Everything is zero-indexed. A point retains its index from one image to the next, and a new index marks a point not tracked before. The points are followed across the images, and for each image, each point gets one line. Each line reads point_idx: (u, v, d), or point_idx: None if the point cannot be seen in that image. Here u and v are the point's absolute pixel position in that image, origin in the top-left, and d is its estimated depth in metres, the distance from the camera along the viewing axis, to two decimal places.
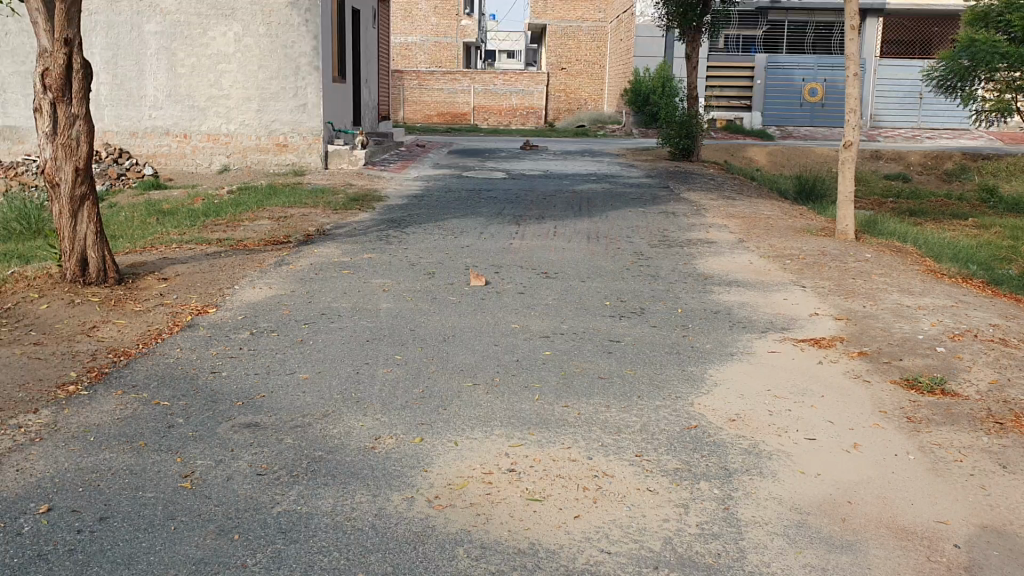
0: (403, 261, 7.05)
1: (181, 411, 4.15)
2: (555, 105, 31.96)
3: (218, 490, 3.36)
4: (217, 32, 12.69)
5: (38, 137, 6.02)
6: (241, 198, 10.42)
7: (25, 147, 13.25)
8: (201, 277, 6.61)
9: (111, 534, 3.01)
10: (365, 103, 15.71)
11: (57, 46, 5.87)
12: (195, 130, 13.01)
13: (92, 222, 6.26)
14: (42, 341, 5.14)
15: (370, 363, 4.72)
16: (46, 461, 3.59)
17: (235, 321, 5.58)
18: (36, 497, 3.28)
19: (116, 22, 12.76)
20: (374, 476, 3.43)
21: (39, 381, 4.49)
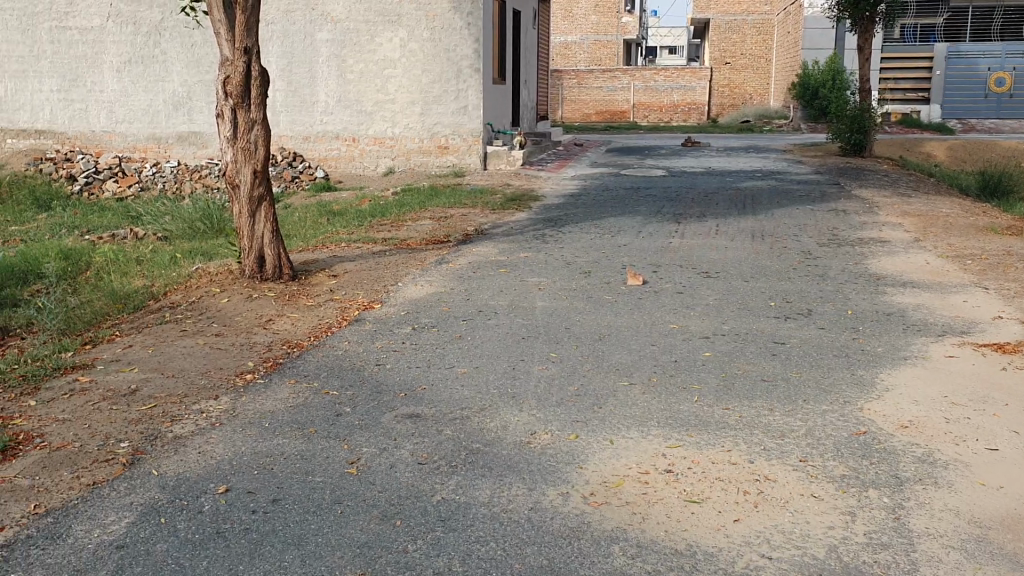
0: (560, 260, 7.07)
1: (348, 400, 4.31)
2: (719, 100, 31.20)
3: (382, 477, 3.47)
4: (384, 38, 13.12)
5: (220, 141, 6.41)
6: (405, 199, 10.72)
7: (207, 151, 14.18)
8: (367, 275, 6.85)
9: (283, 516, 3.17)
10: (524, 103, 15.88)
11: (237, 55, 6.21)
12: (363, 133, 13.53)
13: (268, 221, 6.61)
14: (222, 332, 5.48)
15: (526, 360, 4.75)
16: (225, 444, 3.82)
17: (398, 316, 5.77)
18: (215, 478, 3.49)
19: (290, 32, 13.39)
20: (530, 471, 3.46)
21: (219, 370, 4.78)
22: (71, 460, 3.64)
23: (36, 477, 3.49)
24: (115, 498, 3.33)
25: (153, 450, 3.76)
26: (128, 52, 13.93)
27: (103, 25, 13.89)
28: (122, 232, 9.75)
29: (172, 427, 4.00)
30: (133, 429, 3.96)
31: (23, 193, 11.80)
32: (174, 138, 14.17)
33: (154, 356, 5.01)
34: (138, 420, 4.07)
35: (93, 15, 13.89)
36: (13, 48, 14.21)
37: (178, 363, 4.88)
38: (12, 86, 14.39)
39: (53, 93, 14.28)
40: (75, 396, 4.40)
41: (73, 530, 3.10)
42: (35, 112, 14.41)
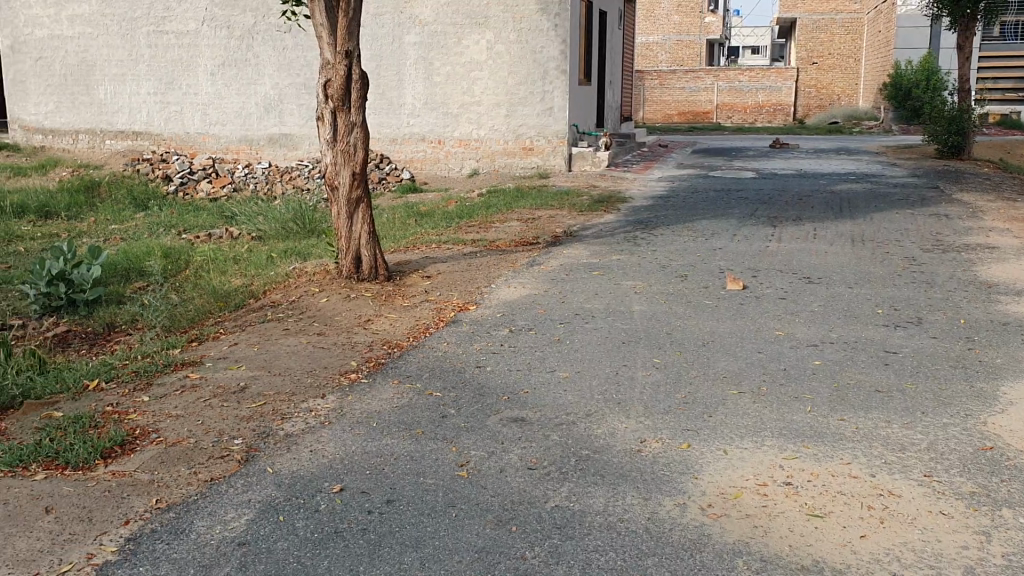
0: (655, 263, 7.00)
1: (453, 402, 4.32)
2: (804, 100, 30.38)
3: (493, 481, 3.46)
4: (471, 41, 13.19)
5: (320, 143, 6.51)
6: (492, 200, 10.73)
7: (297, 153, 14.35)
8: (461, 276, 6.87)
9: (399, 517, 3.18)
10: (608, 103, 15.79)
11: (339, 58, 6.30)
12: (449, 135, 13.61)
13: (366, 223, 6.67)
14: (324, 331, 5.56)
15: (629, 365, 4.71)
16: (335, 443, 3.86)
17: (495, 318, 5.76)
18: (329, 477, 3.52)
19: (379, 35, 13.58)
20: (645, 479, 3.41)
21: (324, 369, 4.84)
22: (187, 456, 3.71)
23: (155, 473, 3.57)
24: (234, 495, 3.39)
25: (266, 447, 3.81)
26: (222, 55, 14.28)
27: (198, 29, 14.29)
28: (217, 232, 9.98)
29: (283, 425, 4.06)
30: (245, 426, 4.03)
31: (121, 193, 12.18)
32: (266, 140, 14.40)
33: (259, 355, 5.09)
34: (249, 417, 4.14)
35: (189, 20, 14.31)
36: (113, 53, 14.83)
37: (284, 361, 4.96)
38: (111, 89, 14.99)
39: (149, 96, 14.77)
40: (187, 392, 4.50)
41: (196, 525, 3.15)
42: (133, 115, 14.94)
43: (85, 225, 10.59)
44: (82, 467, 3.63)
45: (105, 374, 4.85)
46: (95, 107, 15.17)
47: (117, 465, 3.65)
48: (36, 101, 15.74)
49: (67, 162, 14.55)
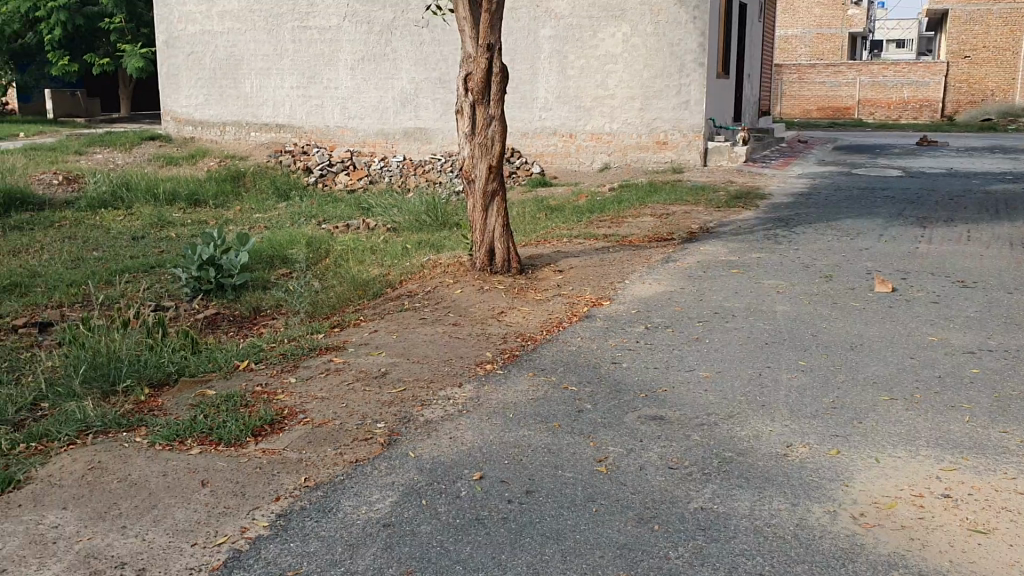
0: (796, 262, 6.78)
1: (590, 397, 4.30)
2: (955, 96, 28.97)
3: (633, 478, 3.41)
4: (607, 34, 13.11)
5: (458, 136, 6.59)
6: (626, 195, 10.64)
7: (431, 147, 14.56)
8: (595, 271, 6.83)
9: (539, 508, 3.18)
10: (745, 98, 15.42)
11: (480, 51, 6.35)
12: (581, 129, 13.57)
13: (500, 216, 6.70)
14: (459, 322, 5.62)
15: (772, 367, 4.58)
16: (473, 431, 3.90)
17: (631, 314, 5.70)
18: (469, 464, 3.56)
19: (514, 29, 13.69)
20: (791, 484, 3.30)
21: (460, 358, 4.89)
22: (333, 437, 3.82)
23: (303, 452, 3.68)
24: (378, 477, 3.46)
25: (407, 432, 3.88)
26: (362, 50, 14.65)
27: (340, 25, 14.72)
28: (354, 223, 10.25)
29: (422, 411, 4.12)
30: (386, 410, 4.12)
31: (265, 182, 12.65)
32: (401, 133, 14.69)
33: (398, 342, 5.19)
34: (390, 402, 4.23)
35: (331, 15, 14.76)
36: (260, 47, 15.44)
37: (422, 349, 5.05)
38: (257, 82, 15.61)
39: (292, 89, 15.30)
40: (331, 376, 4.64)
41: (343, 505, 3.24)
42: (276, 108, 15.51)
43: (231, 213, 11.05)
44: (234, 444, 3.77)
45: (254, 356, 5.04)
46: (241, 100, 15.84)
47: (266, 443, 3.78)
48: (187, 93, 16.55)
49: (214, 152, 15.25)
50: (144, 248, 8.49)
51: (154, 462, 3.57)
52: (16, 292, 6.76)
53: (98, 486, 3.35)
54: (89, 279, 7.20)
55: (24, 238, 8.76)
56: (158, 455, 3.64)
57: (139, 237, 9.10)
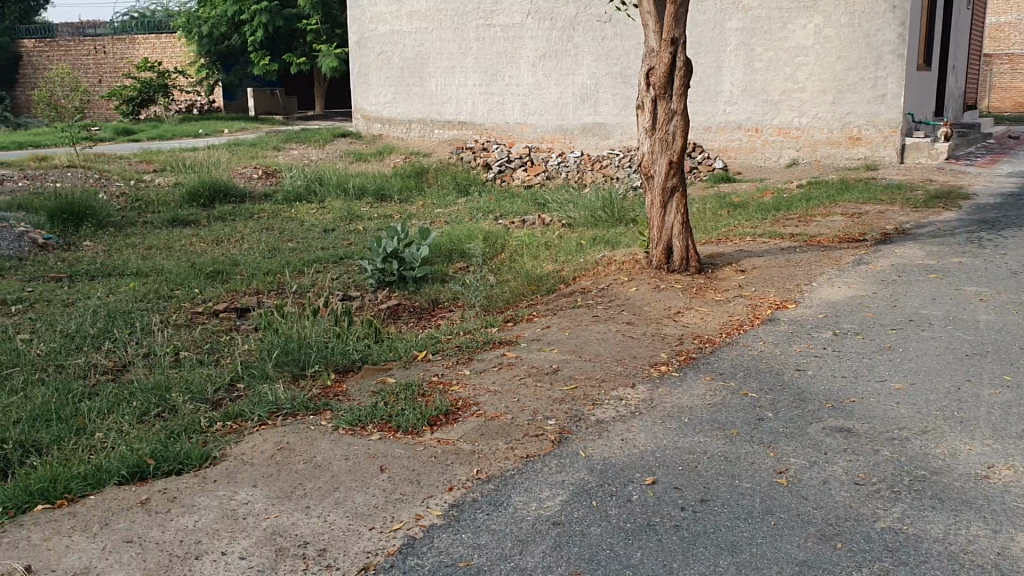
0: (1003, 269, 6.28)
1: (769, 404, 4.13)
2: None
3: (815, 493, 3.25)
4: (798, 25, 12.63)
5: (639, 131, 6.52)
6: (814, 192, 10.19)
7: (610, 142, 14.48)
8: (778, 272, 6.57)
9: (713, 518, 3.08)
10: (950, 90, 14.45)
11: (664, 46, 6.24)
12: (767, 123, 13.13)
13: (679, 213, 6.55)
14: (634, 320, 5.55)
15: (973, 381, 4.25)
16: (647, 434, 3.82)
17: (816, 319, 5.44)
18: (642, 468, 3.49)
19: (700, 21, 13.41)
20: (992, 510, 3.05)
21: (634, 358, 4.82)
22: (505, 431, 3.85)
23: (476, 444, 3.73)
24: (549, 474, 3.45)
25: (579, 431, 3.86)
26: (544, 46, 14.76)
27: (524, 21, 14.89)
28: (532, 218, 10.33)
29: (594, 410, 4.09)
30: (558, 407, 4.12)
31: (447, 178, 12.96)
32: (580, 129, 14.69)
33: (571, 339, 5.18)
34: (562, 399, 4.22)
35: (515, 13, 14.95)
36: (445, 46, 15.86)
37: (595, 347, 5.01)
38: (442, 80, 16.04)
39: (475, 86, 15.61)
40: (504, 370, 4.67)
41: (513, 500, 3.25)
42: (459, 105, 15.88)
43: (414, 208, 11.41)
44: (411, 432, 3.87)
45: (431, 347, 5.16)
46: (427, 98, 16.33)
47: (441, 433, 3.86)
48: (376, 92, 17.22)
49: (399, 149, 15.81)
50: (334, 239, 8.89)
51: (337, 445, 3.71)
52: (219, 279, 7.23)
53: (285, 466, 3.51)
54: (283, 268, 7.61)
55: (227, 228, 9.38)
56: (341, 439, 3.79)
57: (329, 230, 9.54)
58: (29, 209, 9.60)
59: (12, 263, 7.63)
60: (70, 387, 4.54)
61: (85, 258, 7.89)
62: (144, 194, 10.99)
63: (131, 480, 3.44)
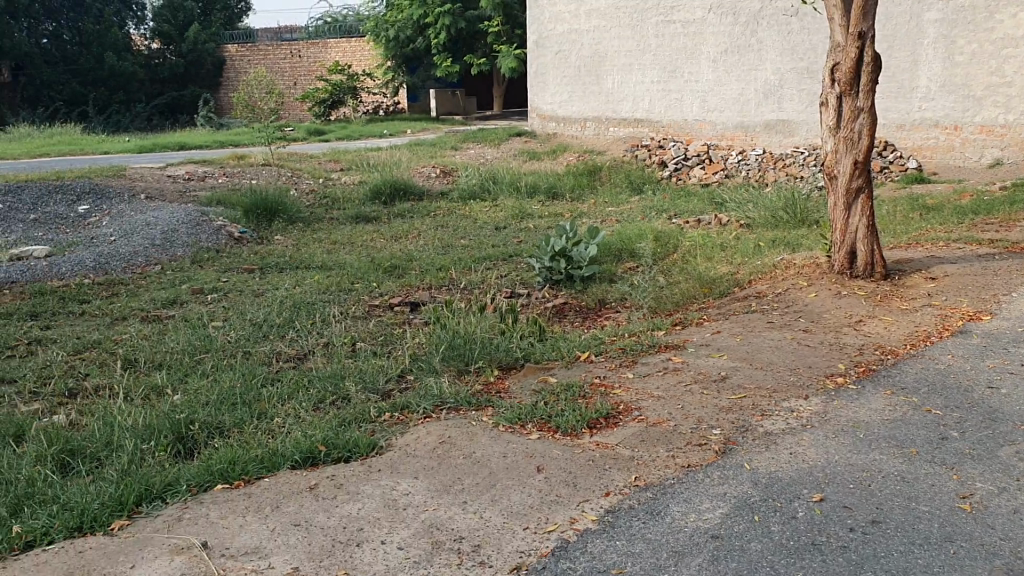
0: None
1: (955, 423, 3.85)
2: None
3: (1003, 522, 2.99)
4: (1007, 14, 11.71)
5: (822, 130, 6.24)
6: (1019, 195, 9.41)
7: (795, 139, 13.75)
8: (974, 281, 6.10)
9: (885, 541, 2.89)
10: None
11: (851, 40, 5.95)
12: (968, 121, 12.26)
13: (865, 215, 6.18)
14: (810, 328, 5.30)
15: None
16: (817, 448, 3.64)
17: (1014, 333, 5.02)
18: (809, 484, 3.33)
19: (894, 14, 12.69)
20: None
21: (809, 368, 4.60)
22: (667, 438, 3.76)
23: (635, 450, 3.67)
24: (709, 485, 3.35)
25: (744, 442, 3.72)
26: (726, 42, 14.35)
27: (705, 17, 14.57)
28: (707, 218, 10.11)
29: (762, 421, 3.93)
30: (724, 416, 3.98)
31: (620, 176, 12.88)
32: (762, 126, 14.10)
33: (742, 346, 5.01)
34: (729, 408, 4.08)
35: (696, 9, 14.66)
36: (624, 44, 15.78)
37: (766, 355, 4.83)
38: (619, 78, 15.97)
39: (653, 84, 15.43)
40: (669, 375, 4.58)
41: (671, 509, 3.17)
42: (636, 103, 15.77)
43: (586, 206, 11.42)
44: (571, 433, 3.86)
45: (596, 348, 5.13)
46: (603, 96, 16.31)
47: (600, 437, 3.82)
48: (554, 91, 17.35)
49: (575, 147, 15.87)
50: (505, 237, 9.04)
51: (497, 442, 3.75)
52: (395, 273, 7.48)
53: (446, 460, 3.58)
54: (456, 264, 7.79)
55: (405, 225, 9.70)
56: (501, 436, 3.82)
57: (502, 228, 9.69)
58: (226, 205, 10.29)
59: (210, 254, 8.19)
60: (253, 373, 4.81)
61: (275, 251, 8.37)
62: (330, 191, 11.54)
63: (304, 466, 3.60)
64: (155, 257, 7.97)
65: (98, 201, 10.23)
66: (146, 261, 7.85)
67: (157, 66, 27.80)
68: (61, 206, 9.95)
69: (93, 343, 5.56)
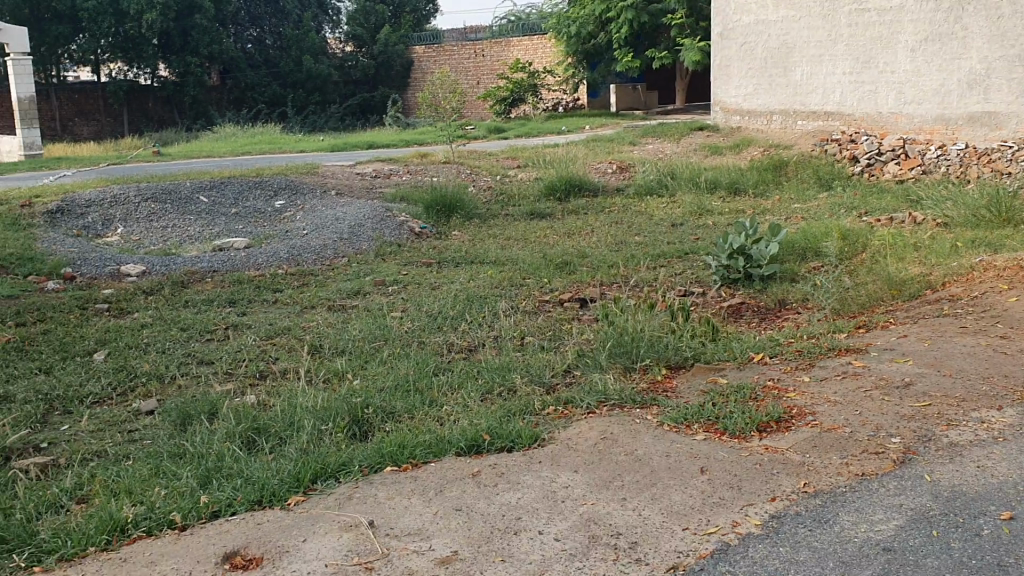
0: None
1: None
2: None
3: None
4: None
5: None
6: None
7: (1002, 134, 12.73)
8: None
9: None
10: None
11: None
12: None
13: None
14: (1009, 334, 4.92)
15: None
16: (1009, 463, 3.38)
17: None
18: (997, 500, 3.09)
19: None
20: None
21: (1005, 378, 4.27)
22: (841, 444, 3.59)
23: (807, 455, 3.52)
24: (884, 495, 3.18)
25: (926, 452, 3.50)
26: (926, 30, 13.48)
27: (903, 4, 13.74)
28: (901, 216, 9.57)
29: (948, 431, 3.69)
30: (905, 425, 3.76)
31: (808, 172, 12.38)
32: (966, 119, 13.13)
33: (930, 351, 4.71)
34: (911, 416, 3.85)
35: None
36: (814, 34, 15.17)
37: (957, 362, 4.51)
38: (808, 70, 15.40)
39: (845, 75, 14.78)
40: (846, 380, 4.37)
41: (841, 518, 3.03)
42: (826, 95, 15.15)
43: (769, 203, 11.05)
44: (739, 436, 3.76)
45: (771, 350, 4.97)
46: (791, 88, 15.77)
47: (770, 440, 3.70)
48: (738, 84, 16.91)
49: (759, 141, 15.39)
50: (682, 234, 8.90)
51: (662, 441, 3.70)
52: (567, 269, 7.52)
53: (607, 455, 3.56)
54: (630, 261, 7.74)
55: (580, 221, 9.73)
56: (665, 435, 3.77)
57: (678, 224, 9.54)
58: (410, 201, 10.67)
59: (392, 248, 8.52)
60: (426, 361, 4.98)
61: (452, 246, 8.60)
62: (508, 187, 11.74)
63: (468, 453, 3.68)
64: (342, 250, 8.38)
65: (293, 197, 10.86)
66: (334, 254, 8.26)
67: (351, 68, 29.17)
68: (260, 201, 10.63)
69: (283, 329, 5.91)
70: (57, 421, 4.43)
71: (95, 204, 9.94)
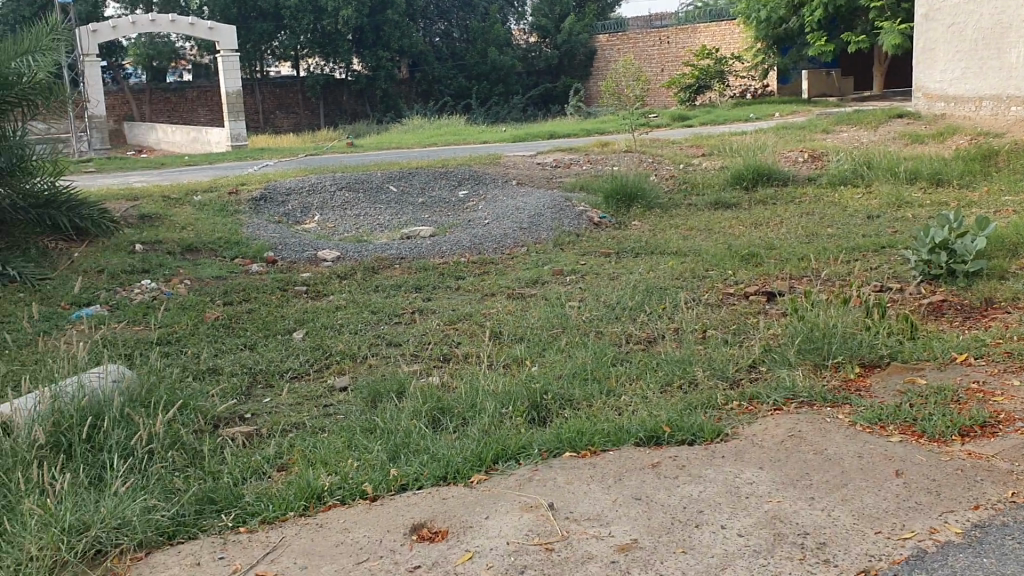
0: None
1: None
2: None
3: None
4: None
5: None
6: None
7: None
8: None
9: None
10: None
11: None
12: None
13: None
14: None
15: None
16: None
17: None
18: None
19: None
20: None
21: None
22: None
23: (1016, 463, 3.28)
24: None
25: None
26: None
27: None
28: None
29: None
30: None
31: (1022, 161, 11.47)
32: None
33: None
34: None
35: None
36: None
37: None
38: None
39: None
40: None
41: None
42: None
43: (977, 195, 10.31)
44: (938, 439, 3.54)
45: (976, 350, 4.66)
46: (1005, 71, 14.68)
47: (974, 446, 3.46)
48: (943, 68, 15.89)
49: (967, 128, 14.37)
50: (878, 226, 8.47)
51: (853, 441, 3.54)
52: (752, 262, 7.31)
53: (794, 454, 3.45)
54: (820, 254, 7.44)
55: (767, 212, 9.44)
56: (857, 435, 3.61)
57: (874, 216, 9.08)
58: (590, 190, 10.70)
59: (571, 238, 8.56)
60: (604, 350, 4.98)
61: (633, 236, 8.55)
62: (691, 176, 11.54)
63: (648, 444, 3.66)
64: (523, 239, 8.50)
65: (476, 187, 11.12)
66: (515, 243, 8.39)
67: (534, 59, 29.50)
68: (445, 190, 10.96)
69: (465, 315, 6.07)
70: (260, 393, 4.74)
71: (295, 192, 10.56)
